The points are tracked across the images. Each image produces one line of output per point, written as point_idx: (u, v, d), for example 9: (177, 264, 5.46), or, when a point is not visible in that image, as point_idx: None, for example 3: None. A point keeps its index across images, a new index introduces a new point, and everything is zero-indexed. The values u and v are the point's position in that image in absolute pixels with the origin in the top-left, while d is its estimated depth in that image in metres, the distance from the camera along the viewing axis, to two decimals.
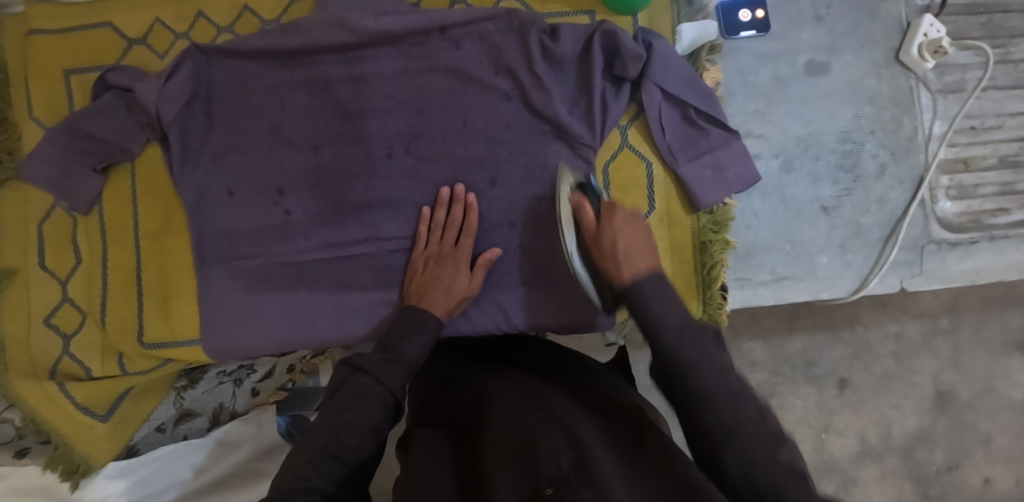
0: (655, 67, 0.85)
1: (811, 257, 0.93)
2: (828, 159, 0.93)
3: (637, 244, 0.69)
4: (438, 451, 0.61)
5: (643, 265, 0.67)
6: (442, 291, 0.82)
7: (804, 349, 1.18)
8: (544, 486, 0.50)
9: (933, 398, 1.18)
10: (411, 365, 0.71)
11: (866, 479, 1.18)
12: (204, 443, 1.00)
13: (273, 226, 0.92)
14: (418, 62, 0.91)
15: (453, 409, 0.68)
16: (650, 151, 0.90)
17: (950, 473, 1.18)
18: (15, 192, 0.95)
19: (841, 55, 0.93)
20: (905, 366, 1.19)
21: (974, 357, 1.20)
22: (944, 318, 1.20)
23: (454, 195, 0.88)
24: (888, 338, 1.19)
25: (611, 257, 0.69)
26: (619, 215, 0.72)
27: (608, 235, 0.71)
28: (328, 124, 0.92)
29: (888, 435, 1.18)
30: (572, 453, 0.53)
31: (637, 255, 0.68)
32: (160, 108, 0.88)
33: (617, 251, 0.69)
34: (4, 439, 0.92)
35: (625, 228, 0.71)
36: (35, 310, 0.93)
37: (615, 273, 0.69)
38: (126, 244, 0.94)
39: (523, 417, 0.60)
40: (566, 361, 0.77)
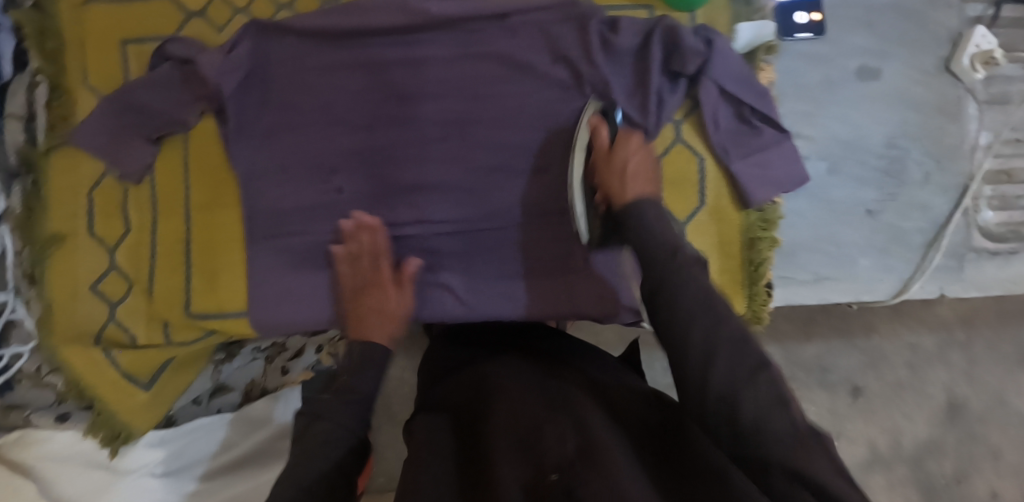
0: (715, 63, 0.86)
1: (853, 259, 0.93)
2: (872, 163, 0.93)
3: (640, 172, 0.76)
4: (442, 439, 0.64)
5: (645, 187, 0.74)
6: (381, 318, 0.82)
7: (819, 355, 1.22)
8: (549, 472, 0.52)
9: (945, 410, 1.21)
10: (367, 398, 0.72)
11: (875, 486, 1.20)
12: (234, 418, 1.03)
13: (324, 204, 0.91)
14: (475, 48, 0.89)
15: (456, 395, 0.70)
16: (703, 147, 0.90)
17: (959, 485, 1.20)
18: (66, 159, 0.94)
19: (891, 62, 0.93)
20: (919, 376, 1.22)
21: (988, 371, 1.22)
22: (960, 331, 1.23)
23: (360, 225, 0.89)
24: (902, 348, 1.23)
25: (618, 175, 0.76)
26: (634, 141, 0.80)
27: (620, 154, 0.78)
28: (381, 105, 0.90)
29: (898, 444, 1.21)
30: (577, 438, 0.55)
31: (640, 176, 0.75)
32: (219, 82, 0.87)
33: (625, 169, 0.76)
34: (44, 404, 0.94)
35: (635, 153, 0.78)
36: (81, 278, 0.93)
37: (620, 188, 0.75)
38: (175, 216, 0.94)
39: (527, 403, 0.62)
40: (564, 349, 0.79)
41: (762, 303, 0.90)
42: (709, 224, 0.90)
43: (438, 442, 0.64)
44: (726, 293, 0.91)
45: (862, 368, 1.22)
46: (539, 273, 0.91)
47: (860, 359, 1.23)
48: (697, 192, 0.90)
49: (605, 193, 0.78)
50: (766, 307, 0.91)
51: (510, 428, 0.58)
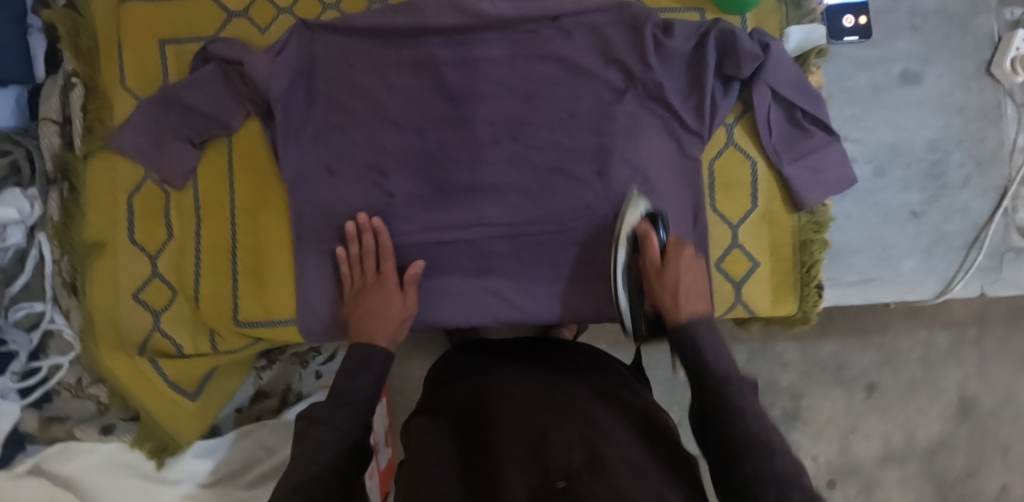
0: (769, 68, 0.87)
1: (898, 260, 0.94)
2: (917, 166, 0.94)
3: (695, 291, 0.75)
4: (445, 437, 0.65)
5: (701, 308, 0.73)
6: (385, 320, 0.81)
7: (836, 352, 1.24)
8: (556, 479, 0.54)
9: (956, 405, 1.23)
10: (359, 402, 0.68)
11: (888, 481, 1.24)
12: (278, 423, 0.97)
13: (374, 208, 0.89)
14: (528, 49, 0.89)
15: (458, 398, 0.71)
16: (755, 149, 0.91)
17: (969, 478, 1.23)
18: (105, 163, 0.92)
19: (934, 66, 0.95)
20: (932, 372, 1.23)
21: (1001, 366, 1.23)
22: (972, 327, 1.23)
23: (360, 225, 0.87)
24: (917, 345, 1.23)
25: (671, 292, 0.75)
26: (687, 253, 0.78)
27: (673, 270, 0.77)
28: (434, 106, 0.89)
29: (912, 439, 1.23)
30: (583, 447, 0.57)
31: (695, 296, 0.75)
32: (269, 82, 0.86)
33: (678, 289, 0.75)
34: (83, 416, 0.93)
35: (689, 267, 0.77)
36: (123, 285, 0.91)
37: (673, 309, 0.74)
38: (221, 220, 0.91)
39: (533, 409, 0.63)
40: (565, 351, 0.79)
41: (813, 303, 0.91)
42: (761, 225, 0.92)
43: (439, 444, 0.64)
44: (777, 294, 0.92)
45: (878, 365, 1.24)
46: (585, 276, 0.89)
47: (875, 355, 1.23)
48: (750, 194, 0.91)
49: (657, 306, 0.77)
50: (817, 307, 0.92)
51: (517, 434, 0.60)
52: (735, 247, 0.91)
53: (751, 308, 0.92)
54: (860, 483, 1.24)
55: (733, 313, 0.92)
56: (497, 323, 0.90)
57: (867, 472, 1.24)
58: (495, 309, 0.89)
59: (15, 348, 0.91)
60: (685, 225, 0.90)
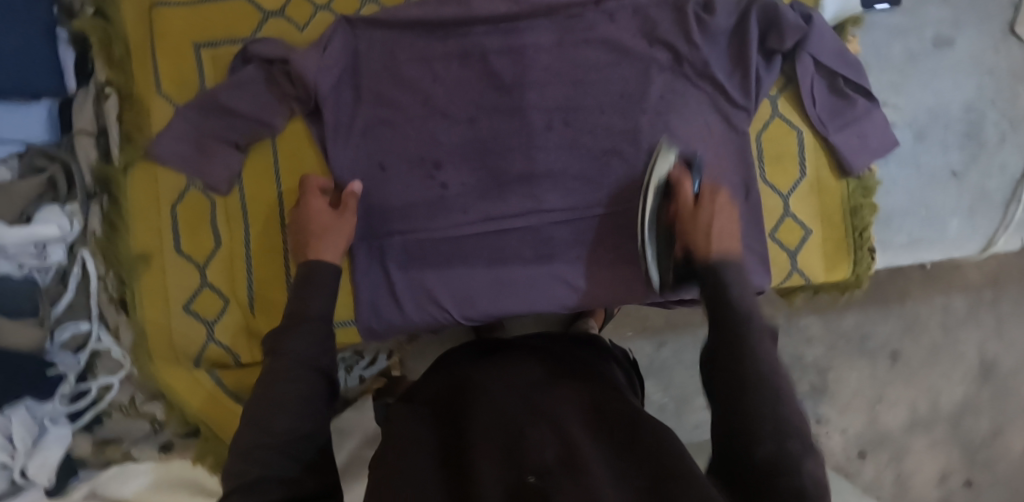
0: (812, 40, 0.88)
1: (944, 220, 0.97)
2: (955, 128, 0.98)
3: (730, 233, 0.71)
4: (422, 436, 0.62)
5: (733, 248, 0.69)
6: (334, 235, 0.81)
7: (859, 324, 1.25)
8: (528, 475, 0.51)
9: (977, 368, 1.25)
10: (319, 319, 0.67)
11: (917, 447, 1.26)
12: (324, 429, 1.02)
13: (429, 201, 0.88)
14: (574, 34, 0.89)
15: (442, 397, 0.69)
16: (801, 120, 0.93)
17: (994, 439, 1.25)
18: (145, 173, 0.89)
19: (964, 30, 0.98)
20: (952, 337, 1.25)
21: (1018, 327, 1.25)
22: (987, 290, 1.25)
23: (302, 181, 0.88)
24: (936, 311, 1.25)
25: (703, 232, 0.72)
26: (722, 197, 0.75)
27: (704, 214, 0.74)
28: (483, 96, 0.88)
29: (936, 405, 1.25)
30: (558, 446, 0.54)
31: (727, 236, 0.71)
32: (319, 79, 0.84)
33: (710, 229, 0.71)
34: (140, 435, 0.92)
35: (724, 212, 0.74)
36: (173, 297, 0.88)
37: (701, 247, 0.70)
38: (270, 224, 0.89)
39: (513, 409, 0.61)
40: (559, 352, 0.76)
41: (865, 267, 0.94)
42: (811, 193, 0.93)
43: (412, 439, 0.62)
44: (831, 260, 0.94)
45: (899, 333, 1.25)
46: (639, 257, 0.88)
47: (897, 323, 1.25)
48: (798, 164, 0.93)
49: (684, 248, 0.74)
50: (870, 269, 0.94)
51: (494, 432, 0.57)
52: (788, 217, 0.93)
53: (808, 276, 0.94)
54: (890, 452, 1.25)
55: (790, 282, 0.94)
56: (563, 308, 0.89)
57: (896, 440, 1.25)
58: (557, 294, 0.89)
59: (63, 371, 0.87)
60: (737, 199, 0.91)
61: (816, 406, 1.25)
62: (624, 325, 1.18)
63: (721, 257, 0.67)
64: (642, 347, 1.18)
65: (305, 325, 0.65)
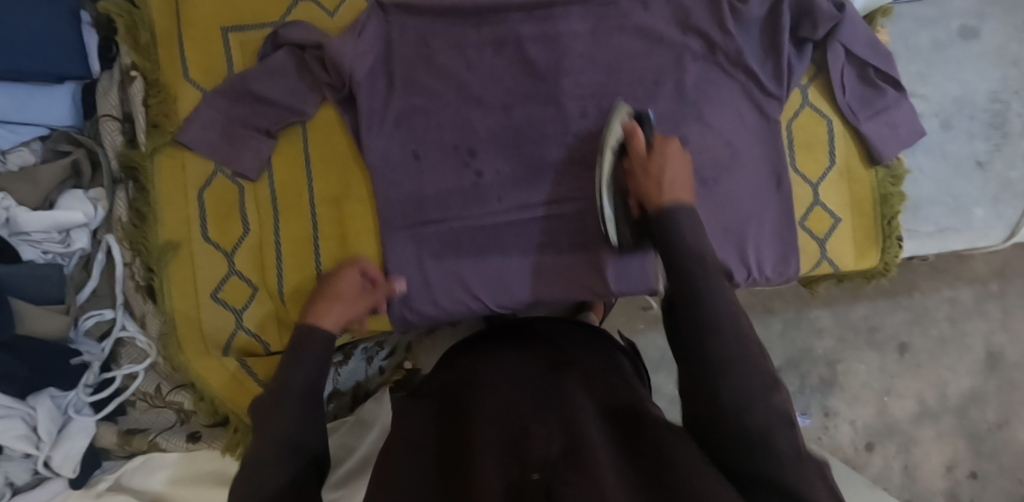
0: (844, 30, 0.89)
1: (969, 210, 0.98)
2: (980, 117, 0.99)
3: (683, 183, 0.72)
4: (425, 439, 0.62)
5: (686, 197, 0.70)
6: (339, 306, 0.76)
7: (867, 316, 1.26)
8: (532, 471, 0.52)
9: (984, 359, 1.26)
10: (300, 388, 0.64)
11: (925, 438, 1.26)
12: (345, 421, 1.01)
13: (463, 189, 0.88)
14: (609, 23, 0.89)
15: (444, 394, 0.69)
16: (831, 110, 0.93)
17: (1001, 430, 1.26)
18: (173, 160, 0.88)
19: (988, 21, 1.00)
20: (960, 329, 1.27)
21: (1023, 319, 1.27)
22: (994, 282, 1.27)
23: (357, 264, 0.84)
24: (944, 303, 1.27)
25: (656, 181, 0.72)
26: (673, 147, 0.76)
27: (658, 161, 0.74)
28: (518, 84, 0.89)
29: (944, 396, 1.26)
30: (563, 439, 0.54)
31: (681, 186, 0.72)
32: (354, 65, 0.84)
33: (663, 177, 0.72)
34: (165, 427, 0.89)
35: (677, 161, 0.75)
36: (202, 286, 0.87)
37: (654, 196, 0.71)
38: (300, 212, 0.88)
39: (519, 404, 0.61)
40: (564, 340, 0.76)
41: (894, 254, 0.95)
42: (841, 183, 0.94)
43: (418, 441, 0.62)
44: (860, 248, 0.94)
45: (907, 325, 1.27)
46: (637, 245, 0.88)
47: (904, 315, 1.27)
48: (829, 153, 0.93)
49: (641, 198, 0.75)
50: (898, 257, 0.95)
51: (496, 429, 0.58)
52: (818, 206, 0.94)
53: (837, 264, 0.95)
54: (899, 443, 1.26)
55: (819, 270, 0.95)
56: (596, 295, 0.89)
57: (904, 430, 1.26)
58: (587, 282, 0.88)
59: (88, 359, 0.85)
60: (768, 190, 0.91)
61: (825, 399, 1.26)
62: (636, 317, 1.18)
63: (676, 205, 0.69)
64: (656, 339, 1.18)
65: (289, 395, 0.63)
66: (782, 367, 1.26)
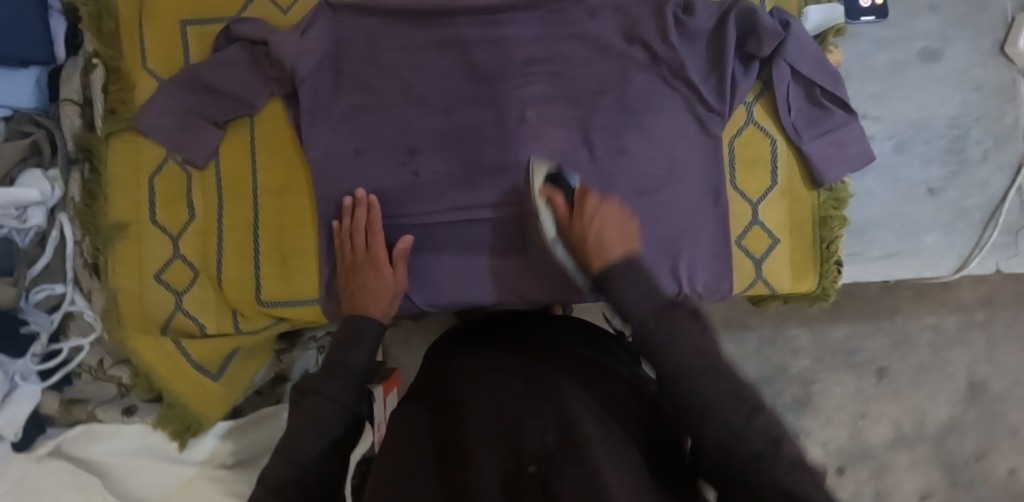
0: (789, 46, 0.88)
1: (919, 236, 0.97)
2: (937, 142, 0.97)
3: (614, 229, 0.69)
4: (420, 432, 0.61)
5: (614, 251, 0.66)
6: (386, 288, 0.84)
7: (846, 337, 1.23)
8: (528, 464, 0.51)
9: (965, 389, 1.22)
10: (355, 371, 0.70)
11: (899, 465, 1.23)
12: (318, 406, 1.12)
13: (402, 187, 0.90)
14: (555, 29, 0.90)
15: (437, 384, 0.68)
16: (775, 128, 0.93)
17: (978, 462, 1.23)
18: (128, 145, 0.92)
19: (952, 43, 0.97)
20: (941, 357, 1.22)
21: (1009, 351, 1.22)
22: (980, 312, 1.22)
23: (357, 202, 0.87)
24: (925, 330, 1.22)
25: (586, 248, 0.69)
26: (591, 203, 0.73)
27: (581, 227, 0.71)
28: (461, 87, 0.90)
29: (921, 424, 1.23)
30: (558, 429, 0.53)
31: (610, 244, 0.67)
32: (296, 63, 0.86)
33: (591, 241, 0.69)
34: (106, 398, 0.94)
35: (601, 216, 0.71)
36: (147, 266, 0.91)
37: (591, 262, 0.67)
38: (243, 202, 0.91)
39: (512, 394, 0.59)
40: (562, 328, 0.75)
41: (832, 280, 0.94)
42: (782, 202, 0.93)
43: (413, 434, 0.61)
44: (798, 270, 0.94)
45: (887, 349, 1.23)
46: None
47: (885, 340, 1.22)
48: (771, 172, 0.93)
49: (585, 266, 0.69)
50: (835, 283, 0.94)
51: (492, 422, 0.56)
52: (756, 225, 0.93)
53: (773, 285, 0.94)
54: (871, 468, 1.23)
55: (755, 290, 0.94)
56: (523, 300, 0.90)
57: (878, 456, 1.23)
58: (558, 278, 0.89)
59: (35, 330, 0.90)
60: (707, 206, 0.91)
61: (797, 419, 1.23)
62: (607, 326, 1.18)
63: (607, 265, 0.65)
64: None
65: (340, 374, 0.69)
66: (756, 385, 1.23)
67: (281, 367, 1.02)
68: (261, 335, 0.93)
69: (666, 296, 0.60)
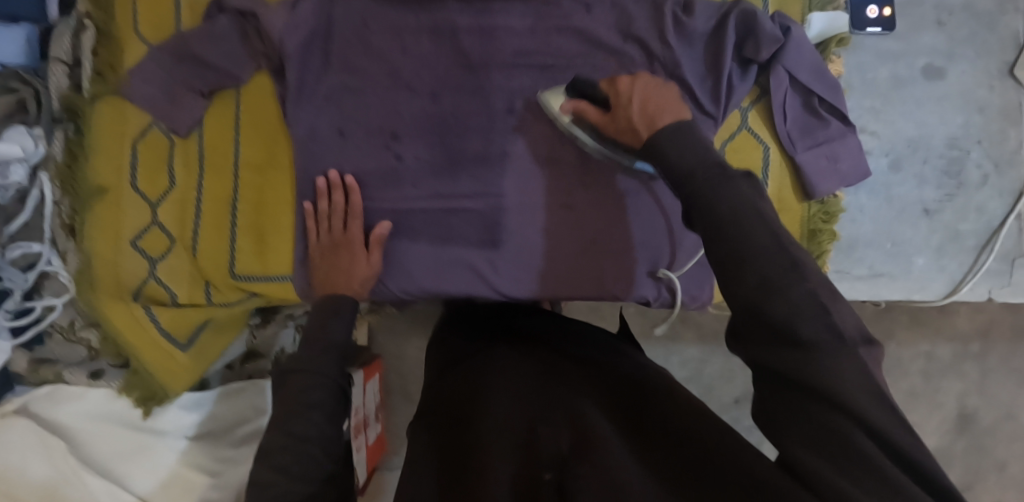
0: (788, 52, 0.86)
1: (909, 257, 0.94)
2: (935, 163, 0.94)
3: (658, 98, 0.69)
4: (430, 443, 0.59)
5: (663, 116, 0.66)
6: (362, 270, 0.85)
7: None
8: (542, 470, 0.49)
9: (955, 420, 1.19)
10: (334, 346, 0.75)
11: None
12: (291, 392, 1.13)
13: (382, 170, 0.89)
14: (549, 21, 0.89)
15: (445, 391, 0.67)
16: (769, 136, 0.90)
17: (962, 494, 1.19)
18: (112, 108, 0.90)
19: (958, 63, 0.95)
20: (933, 385, 1.19)
21: (1002, 383, 1.18)
22: (976, 343, 1.18)
23: (331, 183, 0.87)
24: (919, 357, 1.19)
25: (632, 121, 0.69)
26: (624, 82, 0.73)
27: (622, 105, 0.72)
28: (450, 73, 0.88)
29: None
30: (571, 434, 0.52)
31: (657, 110, 0.67)
32: (284, 37, 0.86)
33: (633, 115, 0.69)
34: (75, 360, 0.94)
35: (637, 90, 0.71)
36: (123, 232, 0.89)
37: (641, 132, 0.67)
38: (224, 174, 0.91)
39: (523, 401, 0.59)
40: (568, 331, 0.76)
41: None
42: None
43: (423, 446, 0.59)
44: None
45: None
46: (577, 254, 0.89)
47: None
48: (760, 181, 0.90)
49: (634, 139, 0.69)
50: None
51: (501, 428, 0.55)
52: None
53: None
54: None
55: None
56: (497, 293, 0.88)
57: None
58: (590, 231, 0.89)
59: (10, 287, 0.89)
60: None
61: None
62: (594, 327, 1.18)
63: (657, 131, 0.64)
64: None
65: (322, 350, 0.74)
66: (741, 399, 1.21)
67: (253, 343, 1.04)
68: (233, 309, 0.94)
69: (717, 157, 0.58)
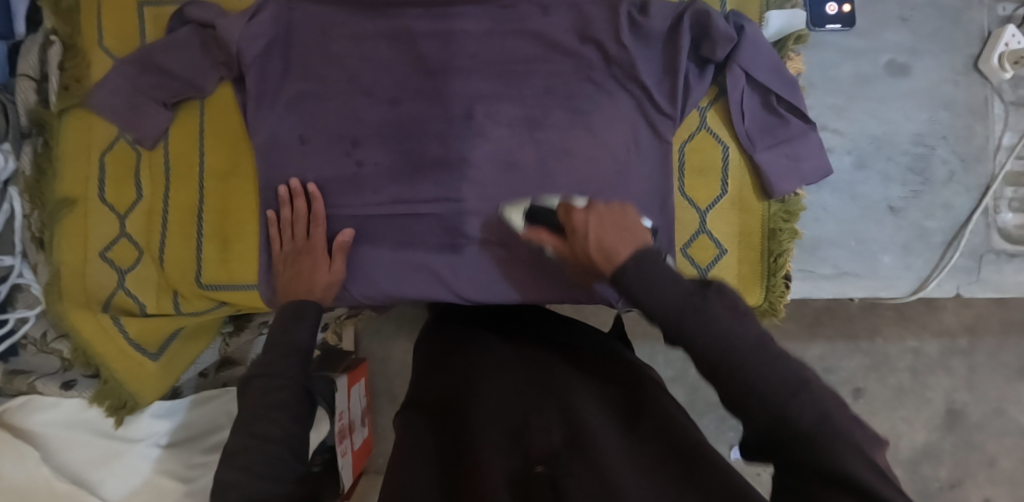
0: (744, 51, 0.85)
1: (875, 255, 0.94)
2: (900, 160, 0.94)
3: (616, 228, 0.65)
4: (424, 429, 0.60)
5: (625, 247, 0.62)
6: (323, 276, 0.85)
7: (823, 356, 1.18)
8: (535, 463, 0.50)
9: (943, 416, 1.17)
10: (298, 349, 0.74)
11: None
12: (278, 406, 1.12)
13: (344, 176, 0.89)
14: (507, 25, 0.89)
15: (439, 379, 0.67)
16: (728, 136, 0.91)
17: (952, 490, 1.17)
18: (80, 121, 0.92)
19: (923, 58, 0.94)
20: (920, 381, 1.18)
21: (989, 379, 1.17)
22: (963, 338, 1.17)
23: (293, 191, 0.87)
24: (906, 353, 1.18)
25: (593, 258, 0.64)
26: (579, 213, 0.68)
27: (580, 240, 0.67)
28: (409, 79, 0.89)
29: (895, 448, 1.18)
30: (563, 430, 0.53)
31: (618, 245, 0.63)
32: (242, 47, 0.86)
33: (592, 253, 0.65)
34: (49, 371, 0.96)
35: (593, 222, 0.67)
36: (91, 242, 0.92)
37: (604, 267, 0.63)
38: (189, 183, 0.92)
39: (517, 396, 0.60)
40: (563, 327, 0.76)
41: (779, 294, 0.91)
42: (731, 213, 0.91)
43: (416, 431, 0.60)
44: (744, 283, 0.92)
45: (864, 371, 1.18)
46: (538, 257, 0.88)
47: (863, 360, 1.18)
48: (720, 181, 0.91)
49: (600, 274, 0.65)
50: (783, 298, 0.92)
51: (496, 421, 0.56)
52: (702, 234, 0.91)
53: None
54: None
55: None
56: (458, 297, 0.89)
57: None
58: None
59: None
60: (652, 210, 0.88)
61: None
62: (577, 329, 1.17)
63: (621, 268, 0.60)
64: None
65: (286, 354, 0.73)
66: None
67: (227, 351, 1.07)
68: (202, 317, 0.95)
69: (688, 285, 0.56)
